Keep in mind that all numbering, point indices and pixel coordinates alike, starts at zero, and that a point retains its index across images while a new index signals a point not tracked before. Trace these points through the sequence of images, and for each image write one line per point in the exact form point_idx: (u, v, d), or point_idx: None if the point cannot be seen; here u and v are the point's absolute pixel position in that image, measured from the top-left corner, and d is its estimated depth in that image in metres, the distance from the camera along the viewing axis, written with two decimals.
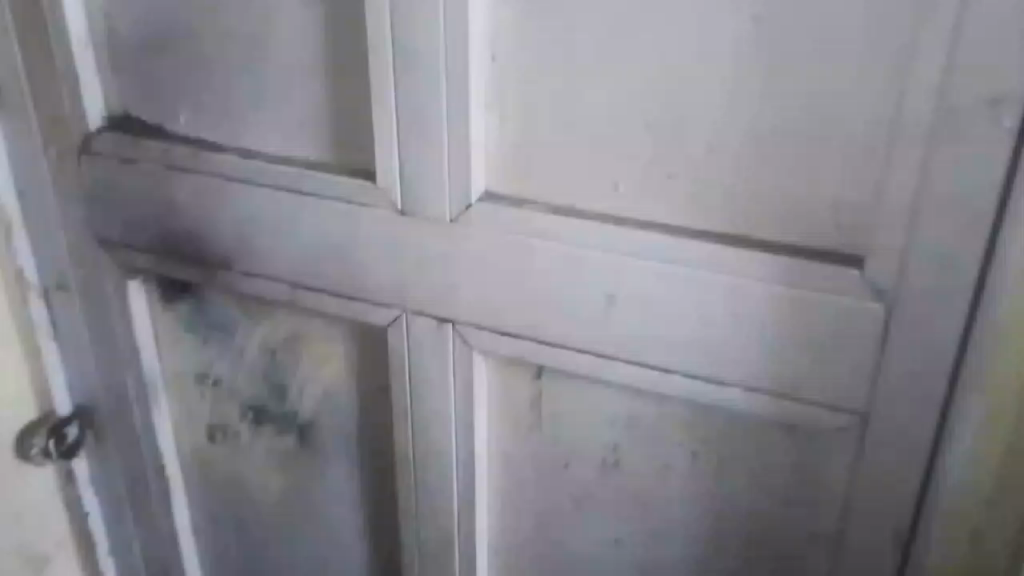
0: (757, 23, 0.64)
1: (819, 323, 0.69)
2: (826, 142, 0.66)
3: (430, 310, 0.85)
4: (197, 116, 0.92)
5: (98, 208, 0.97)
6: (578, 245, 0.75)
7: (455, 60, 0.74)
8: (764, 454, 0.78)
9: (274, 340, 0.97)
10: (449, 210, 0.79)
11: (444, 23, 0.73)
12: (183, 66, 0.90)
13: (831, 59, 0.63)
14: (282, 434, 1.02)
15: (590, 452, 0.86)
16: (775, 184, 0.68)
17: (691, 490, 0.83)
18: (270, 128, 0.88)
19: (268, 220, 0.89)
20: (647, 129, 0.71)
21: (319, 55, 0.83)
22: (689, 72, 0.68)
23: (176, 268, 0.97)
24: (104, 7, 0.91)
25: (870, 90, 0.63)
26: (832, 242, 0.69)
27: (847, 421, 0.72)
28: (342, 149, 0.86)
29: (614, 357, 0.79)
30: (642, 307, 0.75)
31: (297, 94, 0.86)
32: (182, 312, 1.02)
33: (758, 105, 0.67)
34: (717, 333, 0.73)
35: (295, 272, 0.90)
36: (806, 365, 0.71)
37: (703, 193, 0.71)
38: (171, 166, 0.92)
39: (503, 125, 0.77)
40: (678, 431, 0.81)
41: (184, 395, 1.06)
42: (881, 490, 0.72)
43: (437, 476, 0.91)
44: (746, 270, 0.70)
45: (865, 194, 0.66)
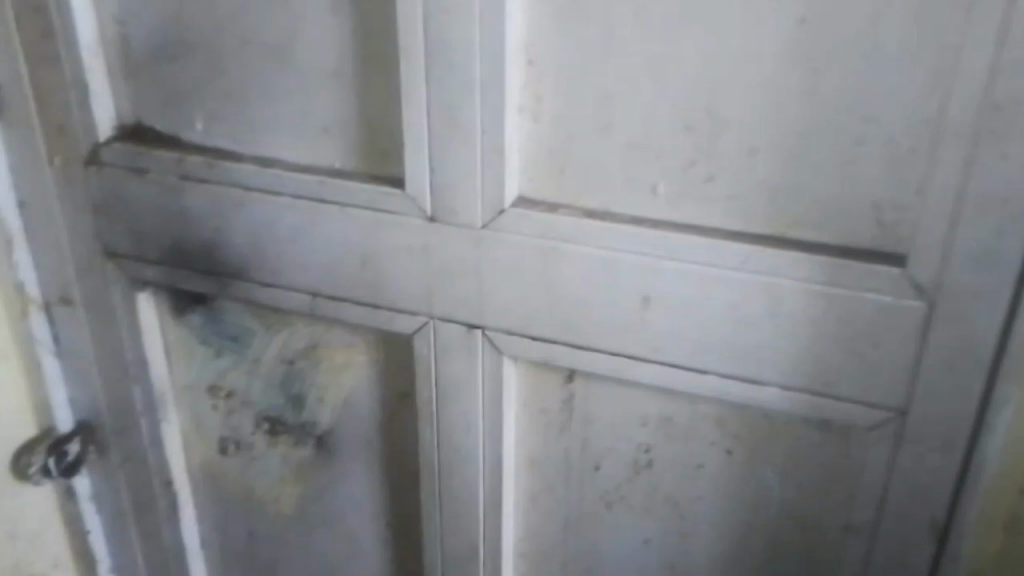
0: (802, 25, 0.66)
1: (860, 320, 0.70)
2: (868, 141, 0.67)
3: (457, 317, 0.84)
4: (213, 124, 0.90)
5: (108, 220, 0.95)
6: (615, 248, 0.76)
7: (491, 65, 0.74)
8: (796, 450, 0.79)
9: (292, 350, 0.97)
10: (480, 217, 0.79)
11: (479, 27, 0.73)
12: (201, 73, 0.89)
13: (875, 60, 0.65)
14: (298, 445, 1.02)
15: (621, 451, 0.87)
16: (815, 183, 0.70)
17: (722, 489, 0.84)
18: (291, 136, 0.88)
19: (286, 229, 0.87)
20: (687, 132, 0.72)
21: (345, 61, 0.82)
22: (731, 73, 0.69)
23: (187, 279, 0.95)
24: (116, 14, 0.90)
25: (914, 90, 0.65)
26: (871, 240, 0.70)
27: (883, 417, 0.73)
28: (368, 155, 0.85)
29: (648, 359, 0.79)
30: (678, 309, 0.75)
31: (320, 101, 0.85)
32: (195, 322, 1.01)
33: (801, 105, 0.68)
34: (756, 333, 0.74)
35: (315, 282, 0.89)
36: (845, 363, 0.72)
37: (740, 195, 0.73)
38: (185, 176, 0.90)
39: (538, 130, 0.77)
40: (710, 430, 0.82)
41: (195, 407, 1.05)
42: (917, 484, 0.74)
43: (463, 482, 0.91)
44: (785, 271, 0.71)
45: (905, 192, 0.68)
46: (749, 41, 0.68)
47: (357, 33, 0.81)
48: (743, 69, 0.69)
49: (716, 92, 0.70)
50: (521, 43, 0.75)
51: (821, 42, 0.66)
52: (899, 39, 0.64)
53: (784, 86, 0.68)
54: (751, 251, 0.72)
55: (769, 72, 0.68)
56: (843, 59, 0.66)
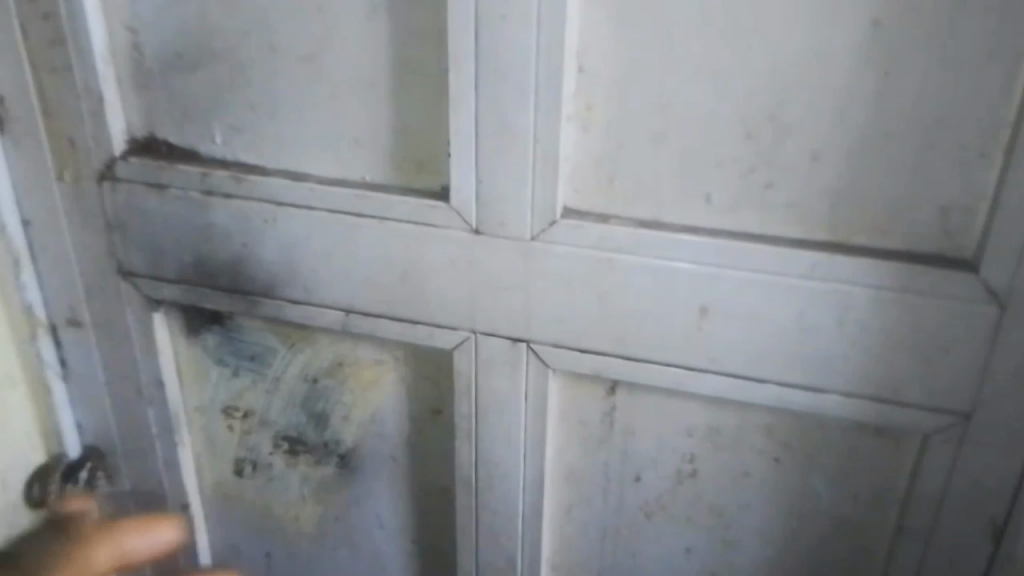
0: (875, 27, 0.66)
1: (928, 324, 0.71)
2: (936, 147, 0.68)
3: (502, 331, 0.83)
4: (235, 136, 0.87)
5: (121, 238, 0.91)
6: (673, 258, 0.75)
7: (549, 71, 0.73)
8: (850, 458, 0.80)
9: (315, 368, 0.94)
10: (529, 228, 0.78)
11: (535, 29, 0.71)
12: (221, 82, 0.85)
13: (947, 63, 0.66)
14: (320, 464, 0.99)
15: (665, 463, 0.86)
16: (878, 189, 0.71)
17: (769, 497, 0.84)
18: (321, 148, 0.85)
19: (321, 244, 0.85)
20: (747, 138, 0.72)
21: (383, 70, 0.80)
22: (797, 78, 0.69)
23: (209, 297, 0.92)
24: (127, 21, 0.85)
25: (984, 93, 0.66)
26: (935, 245, 0.71)
27: (947, 421, 0.74)
28: (404, 166, 0.83)
29: (703, 369, 0.78)
30: (738, 318, 0.75)
31: (354, 111, 0.82)
32: (209, 343, 0.97)
33: (869, 109, 0.68)
34: (818, 341, 0.74)
35: (350, 298, 0.86)
36: (909, 368, 0.73)
37: (801, 201, 0.73)
38: (210, 192, 0.87)
39: (589, 138, 0.76)
40: (759, 439, 0.82)
41: (209, 429, 1.02)
42: (977, 486, 0.75)
43: (500, 496, 0.90)
44: (851, 278, 0.72)
45: (971, 197, 0.69)
46: (817, 44, 0.68)
47: (395, 39, 0.79)
48: (812, 72, 0.69)
49: (779, 97, 0.70)
50: (575, 47, 0.73)
51: (893, 44, 0.66)
52: (973, 43, 0.65)
53: (851, 90, 0.68)
54: (817, 259, 0.72)
55: (836, 76, 0.68)
56: (916, 62, 0.66)
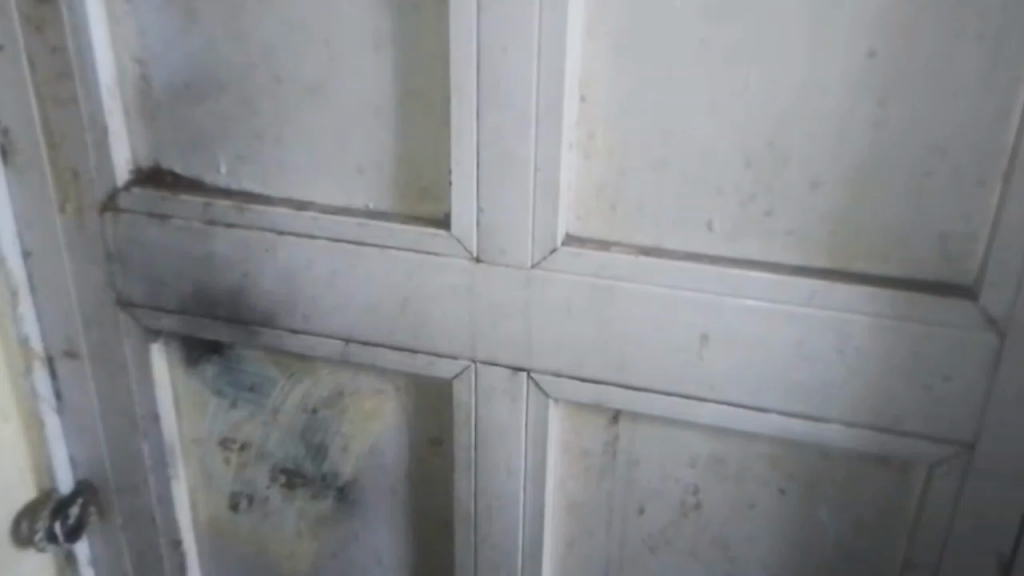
0: (872, 57, 0.67)
1: (930, 352, 0.71)
2: (934, 175, 0.68)
3: (502, 360, 0.82)
4: (239, 165, 0.87)
5: (122, 268, 0.91)
6: (674, 285, 0.75)
7: (551, 100, 0.73)
8: (854, 490, 0.79)
9: (314, 398, 0.93)
10: (530, 256, 0.78)
11: (536, 58, 0.72)
12: (226, 113, 0.86)
13: (945, 93, 0.66)
14: (316, 497, 0.98)
15: (668, 495, 0.85)
16: (878, 217, 0.71)
17: (774, 531, 0.83)
18: (323, 177, 0.85)
19: (321, 273, 0.85)
20: (746, 166, 0.72)
21: (387, 100, 0.81)
22: (797, 106, 0.69)
23: (208, 327, 0.92)
24: (135, 53, 0.86)
25: (981, 122, 0.66)
26: (936, 273, 0.71)
27: (950, 451, 0.73)
28: (407, 194, 0.83)
29: (704, 398, 0.78)
30: (740, 347, 0.75)
31: (357, 139, 0.83)
32: (208, 374, 0.96)
33: (868, 136, 0.69)
34: (820, 370, 0.74)
35: (350, 327, 0.86)
36: (912, 397, 0.72)
37: (801, 228, 0.73)
38: (212, 222, 0.87)
39: (590, 166, 0.76)
40: (763, 470, 0.81)
41: (205, 462, 1.00)
42: (983, 518, 0.74)
43: (502, 529, 0.89)
44: (853, 305, 0.71)
45: (971, 225, 0.69)
46: (816, 74, 0.68)
47: (399, 69, 0.79)
48: (811, 102, 0.69)
49: (779, 125, 0.70)
50: (577, 75, 0.74)
51: (892, 73, 0.67)
52: (970, 72, 0.65)
53: (851, 119, 0.69)
54: (818, 286, 0.72)
55: (836, 105, 0.69)
56: (913, 90, 0.67)
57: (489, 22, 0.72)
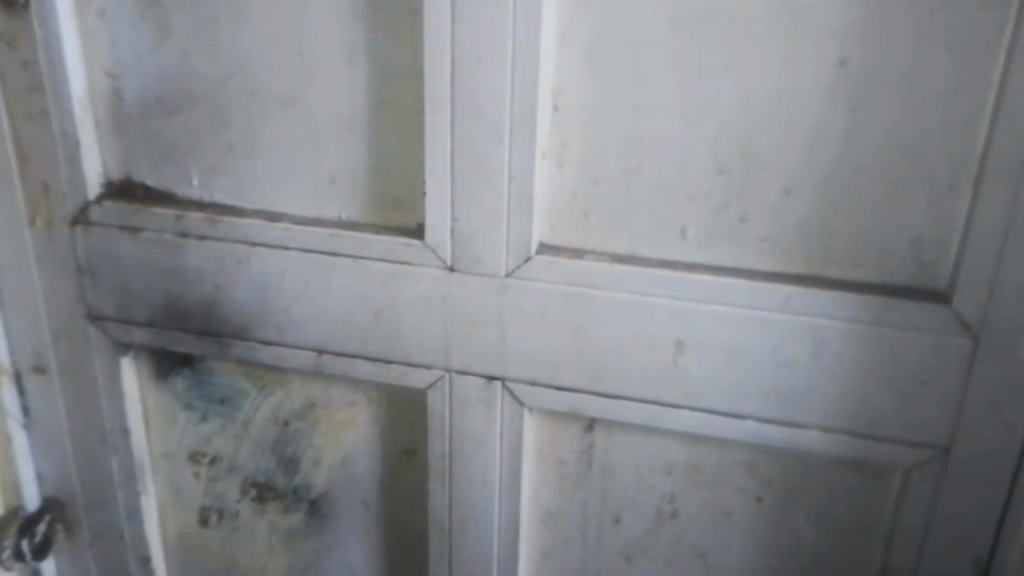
0: (843, 66, 0.68)
1: (904, 356, 0.71)
2: (905, 182, 0.69)
3: (477, 369, 0.82)
4: (211, 176, 0.87)
5: (91, 281, 0.90)
6: (649, 293, 0.75)
7: (525, 109, 0.73)
8: (831, 496, 0.79)
9: (286, 411, 0.93)
10: (504, 264, 0.78)
11: (510, 68, 0.72)
12: (198, 125, 0.85)
13: (914, 100, 0.67)
14: (288, 511, 0.96)
15: (644, 503, 0.85)
16: (849, 223, 0.72)
17: (750, 538, 0.83)
18: (296, 188, 0.85)
19: (294, 284, 0.84)
20: (719, 174, 0.73)
21: (361, 111, 0.80)
22: (769, 114, 0.70)
23: (179, 339, 0.91)
24: (106, 66, 0.85)
25: (952, 129, 0.67)
26: (907, 278, 0.72)
27: (926, 455, 0.74)
28: (380, 205, 0.83)
29: (679, 405, 0.78)
30: (714, 353, 0.75)
31: (330, 150, 0.82)
32: (178, 388, 0.95)
33: (840, 144, 0.70)
34: (794, 376, 0.74)
35: (323, 338, 0.86)
36: (886, 401, 0.73)
37: (775, 234, 0.73)
38: (184, 234, 0.86)
39: (564, 175, 0.77)
40: (739, 476, 0.81)
41: (175, 477, 0.99)
42: (959, 521, 0.75)
43: (477, 540, 0.88)
44: (827, 310, 0.72)
45: (942, 231, 0.70)
46: (787, 83, 0.69)
47: (373, 80, 0.79)
48: (782, 110, 0.70)
49: (751, 133, 0.71)
50: (551, 85, 0.74)
51: (862, 81, 0.68)
52: (940, 80, 0.66)
53: (822, 126, 0.69)
54: (792, 292, 0.72)
55: (807, 113, 0.69)
56: (883, 98, 0.68)
57: (463, 32, 0.72)
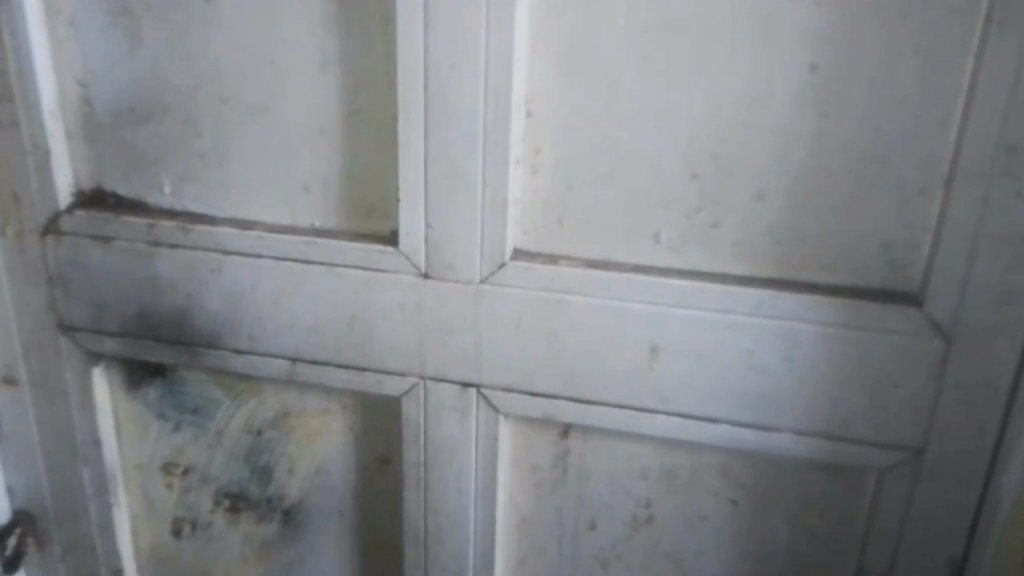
0: (813, 71, 0.68)
1: (875, 358, 0.72)
2: (875, 186, 0.70)
3: (452, 376, 0.82)
4: (183, 185, 0.86)
5: (62, 292, 0.89)
6: (623, 298, 0.75)
7: (498, 115, 0.73)
8: (806, 498, 0.80)
9: (260, 420, 0.92)
10: (479, 271, 0.78)
11: (483, 75, 0.72)
12: (170, 133, 0.85)
13: (884, 104, 0.68)
14: (262, 521, 0.96)
15: (619, 509, 0.85)
16: (821, 226, 0.72)
17: (725, 542, 0.83)
18: (269, 196, 0.84)
19: (267, 291, 0.84)
20: (692, 178, 0.73)
21: (334, 119, 0.80)
22: (741, 119, 0.71)
23: (151, 349, 0.90)
24: (77, 74, 0.84)
25: (920, 132, 0.68)
26: (878, 281, 0.73)
27: (900, 457, 0.74)
28: (354, 212, 0.83)
29: (654, 410, 0.78)
30: (688, 357, 0.75)
31: (303, 157, 0.82)
32: (150, 399, 0.94)
33: (810, 148, 0.70)
34: (767, 379, 0.74)
35: (297, 346, 0.85)
36: (858, 403, 0.74)
37: (747, 239, 0.74)
38: (156, 242, 0.86)
39: (537, 181, 0.77)
40: (715, 480, 0.81)
41: (147, 489, 0.98)
42: (933, 522, 0.76)
43: (453, 547, 0.88)
44: (799, 314, 0.72)
45: (912, 234, 0.71)
46: (758, 88, 0.70)
47: (346, 87, 0.79)
48: (754, 115, 0.70)
49: (723, 138, 0.71)
50: (524, 91, 0.74)
51: (833, 86, 0.68)
52: (909, 84, 0.67)
53: (793, 131, 0.70)
54: (765, 296, 0.73)
55: (778, 118, 0.70)
56: (853, 102, 0.68)
57: (436, 38, 0.72)
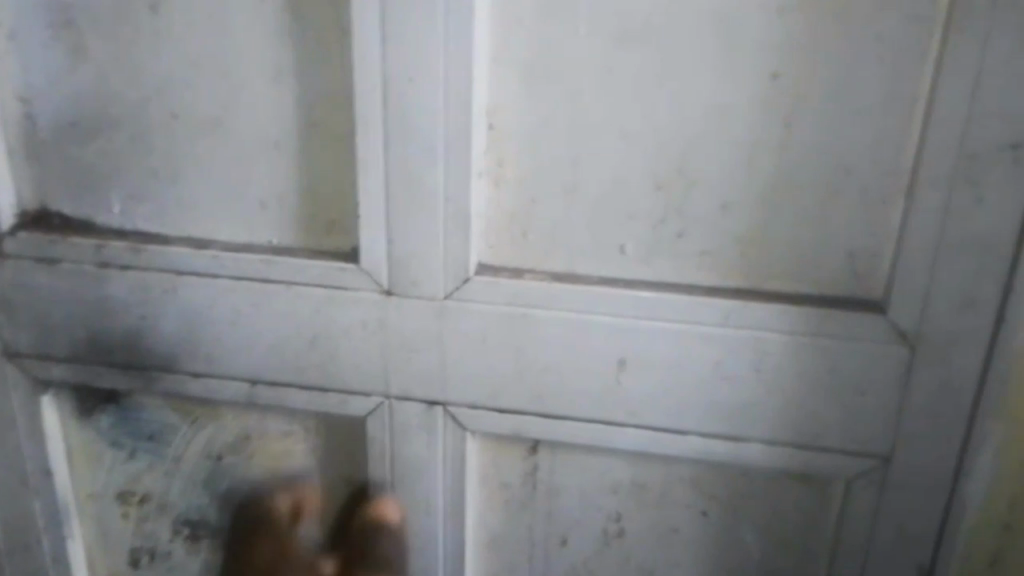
0: (775, 80, 0.68)
1: (844, 367, 0.72)
2: (839, 193, 0.70)
3: (417, 395, 0.80)
4: (133, 204, 0.83)
5: (7, 316, 0.86)
6: (590, 311, 0.75)
7: (459, 127, 0.72)
8: (777, 508, 0.79)
9: (219, 445, 0.89)
10: (443, 287, 0.76)
11: (442, 87, 0.71)
12: (118, 150, 0.82)
13: (847, 112, 0.68)
14: (223, 548, 0.93)
15: (590, 524, 0.83)
16: (788, 235, 0.72)
17: (697, 553, 0.82)
18: (223, 214, 0.82)
19: (225, 313, 0.82)
20: (657, 189, 0.73)
21: (290, 133, 0.78)
22: (706, 129, 0.70)
23: (102, 375, 0.87)
24: (19, 91, 0.81)
25: (883, 139, 0.68)
26: (844, 289, 0.72)
27: (869, 465, 0.74)
28: (312, 229, 0.81)
29: (624, 423, 0.77)
30: (657, 370, 0.75)
31: (258, 173, 0.80)
32: (102, 425, 0.91)
33: (775, 156, 0.70)
34: (737, 390, 0.74)
35: (256, 368, 0.83)
36: (827, 412, 0.73)
37: (714, 250, 0.73)
38: (106, 264, 0.83)
39: (501, 194, 0.75)
40: (685, 492, 0.80)
41: (102, 519, 0.95)
42: (902, 529, 0.76)
43: (421, 567, 0.86)
44: (768, 324, 0.72)
45: (877, 241, 0.71)
46: (721, 97, 0.69)
47: (302, 101, 0.77)
48: (717, 125, 0.70)
49: (687, 147, 0.71)
50: (484, 103, 0.73)
51: (795, 94, 0.68)
52: (871, 91, 0.67)
53: (758, 139, 0.70)
54: (732, 307, 0.72)
55: (742, 127, 0.69)
56: (816, 110, 0.68)
57: (393, 49, 0.70)
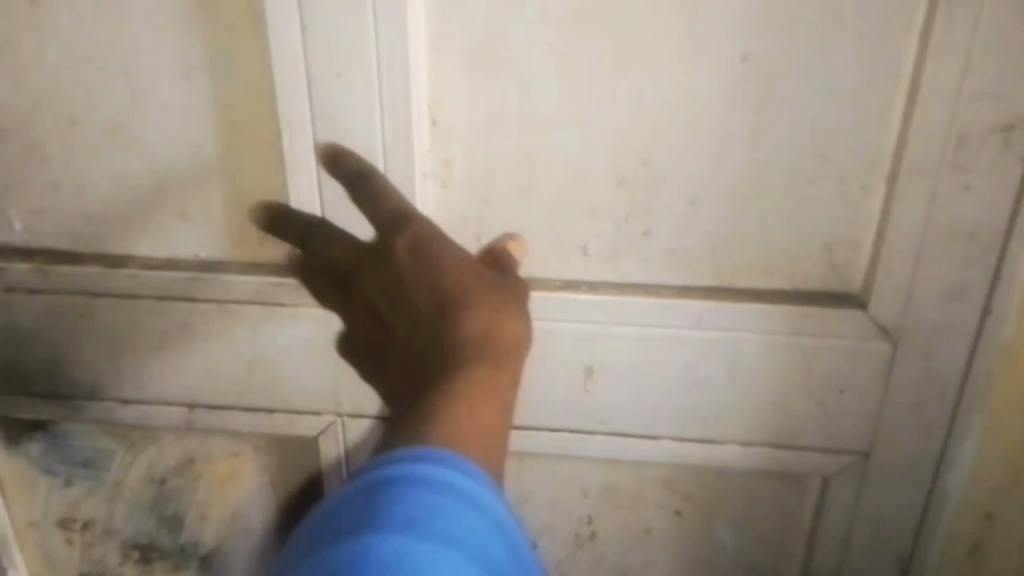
0: (746, 63, 0.61)
1: (821, 366, 0.68)
2: (817, 183, 0.65)
3: (370, 411, 0.77)
4: (37, 221, 0.74)
5: None
6: (552, 317, 0.69)
7: (396, 126, 0.65)
8: (754, 502, 0.76)
9: (162, 468, 0.84)
10: None
11: (376, 87, 0.63)
12: (11, 161, 0.72)
13: (825, 95, 0.62)
14: (178, 569, 0.88)
15: (562, 527, 0.80)
16: (761, 228, 0.67)
17: (671, 550, 0.80)
18: (141, 228, 0.73)
19: (156, 335, 0.75)
20: (620, 186, 0.66)
21: (208, 138, 0.69)
22: (671, 118, 0.64)
23: (25, 405, 0.80)
24: None
25: (862, 125, 0.62)
26: (822, 283, 0.68)
27: (849, 461, 0.72)
28: (244, 240, 0.73)
29: (592, 431, 0.74)
30: (626, 377, 0.70)
31: (176, 182, 0.71)
32: (32, 453, 0.84)
33: (747, 146, 0.64)
34: (709, 394, 0.70)
35: (194, 394, 0.78)
36: (806, 410, 0.70)
37: (683, 246, 0.68)
38: (12, 288, 0.74)
39: (447, 195, 0.69)
40: (658, 493, 0.77)
41: (44, 545, 0.89)
42: (883, 520, 0.74)
43: None
44: (743, 325, 0.67)
45: (856, 231, 0.66)
46: (686, 80, 0.62)
47: (218, 101, 0.68)
48: (684, 113, 0.63)
49: (651, 140, 0.65)
50: (426, 101, 0.65)
51: (769, 77, 0.61)
52: (851, 71, 0.61)
53: (728, 128, 0.63)
54: (704, 308, 0.67)
55: (710, 115, 0.63)
56: (792, 94, 0.62)
57: (317, 46, 0.62)
